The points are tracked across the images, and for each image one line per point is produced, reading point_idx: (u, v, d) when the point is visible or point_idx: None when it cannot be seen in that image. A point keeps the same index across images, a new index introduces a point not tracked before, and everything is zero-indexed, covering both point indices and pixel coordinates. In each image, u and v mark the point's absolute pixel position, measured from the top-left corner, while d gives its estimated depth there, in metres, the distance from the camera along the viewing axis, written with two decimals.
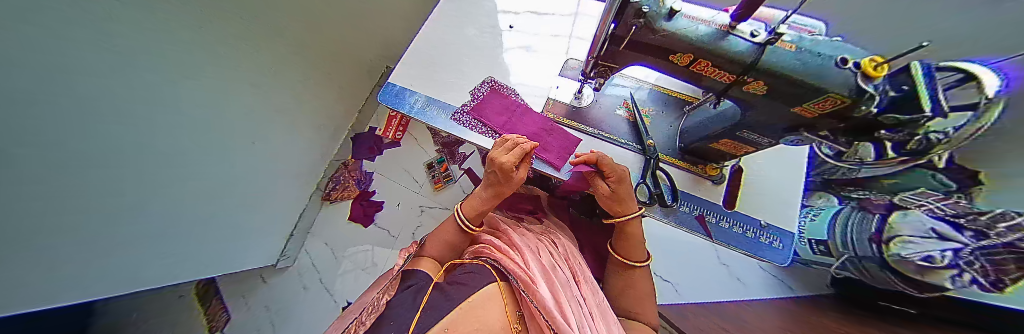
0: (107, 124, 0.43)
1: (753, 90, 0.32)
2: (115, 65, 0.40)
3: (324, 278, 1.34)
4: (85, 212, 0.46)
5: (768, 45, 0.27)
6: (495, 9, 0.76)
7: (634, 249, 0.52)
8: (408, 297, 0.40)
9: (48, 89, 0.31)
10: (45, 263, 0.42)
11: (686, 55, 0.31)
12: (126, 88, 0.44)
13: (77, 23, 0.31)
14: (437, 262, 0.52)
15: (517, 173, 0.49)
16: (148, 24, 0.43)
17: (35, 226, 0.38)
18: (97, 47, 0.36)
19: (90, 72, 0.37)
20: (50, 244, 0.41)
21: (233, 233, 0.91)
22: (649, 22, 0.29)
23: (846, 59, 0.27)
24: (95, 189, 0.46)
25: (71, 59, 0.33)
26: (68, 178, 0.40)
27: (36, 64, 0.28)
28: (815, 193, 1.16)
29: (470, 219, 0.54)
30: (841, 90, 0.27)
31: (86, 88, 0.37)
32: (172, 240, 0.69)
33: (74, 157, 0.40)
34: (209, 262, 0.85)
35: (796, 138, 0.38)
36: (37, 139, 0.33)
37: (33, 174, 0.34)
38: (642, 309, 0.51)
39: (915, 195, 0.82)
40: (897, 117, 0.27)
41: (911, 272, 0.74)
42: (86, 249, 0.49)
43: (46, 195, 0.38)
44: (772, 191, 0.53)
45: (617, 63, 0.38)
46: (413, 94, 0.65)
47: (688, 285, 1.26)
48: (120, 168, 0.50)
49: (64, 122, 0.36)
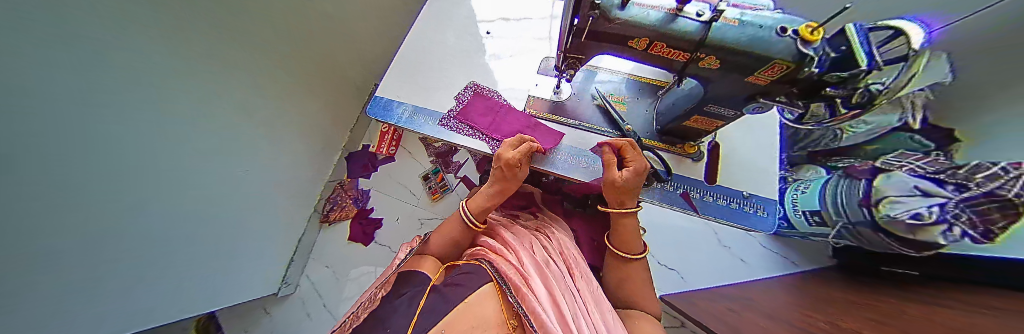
0: (107, 125, 0.46)
1: (708, 65, 0.35)
2: (112, 71, 0.43)
3: (328, 303, 1.32)
4: (86, 222, 0.47)
5: (712, 22, 0.30)
6: (472, 19, 0.81)
7: (628, 243, 0.52)
8: (404, 301, 0.40)
9: (50, 82, 0.34)
10: (41, 264, 0.41)
11: (644, 39, 0.33)
12: (119, 92, 0.46)
13: (77, 20, 0.35)
14: (438, 263, 0.52)
15: (521, 168, 0.51)
16: (140, 30, 0.47)
17: (40, 224, 0.39)
18: (93, 49, 0.39)
19: (92, 74, 0.40)
20: (53, 244, 0.42)
21: (232, 250, 0.92)
22: (604, 12, 0.32)
23: (786, 27, 0.30)
24: (89, 193, 0.46)
25: (72, 55, 0.36)
26: (63, 172, 0.41)
27: (40, 52, 0.31)
28: (801, 166, 1.14)
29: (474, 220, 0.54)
30: (785, 56, 0.29)
31: (84, 89, 0.40)
32: (171, 254, 0.69)
33: (74, 159, 0.42)
34: (205, 281, 0.83)
35: (756, 106, 0.40)
36: (42, 133, 0.35)
37: (35, 164, 0.36)
38: (641, 298, 0.50)
39: (895, 157, 0.86)
40: (839, 75, 0.29)
41: (902, 231, 0.74)
42: (82, 254, 0.48)
43: (48, 194, 0.39)
44: (750, 162, 0.56)
45: (585, 55, 0.41)
46: (401, 104, 0.67)
47: (695, 273, 1.25)
48: (121, 172, 0.52)
49: (66, 120, 0.38)
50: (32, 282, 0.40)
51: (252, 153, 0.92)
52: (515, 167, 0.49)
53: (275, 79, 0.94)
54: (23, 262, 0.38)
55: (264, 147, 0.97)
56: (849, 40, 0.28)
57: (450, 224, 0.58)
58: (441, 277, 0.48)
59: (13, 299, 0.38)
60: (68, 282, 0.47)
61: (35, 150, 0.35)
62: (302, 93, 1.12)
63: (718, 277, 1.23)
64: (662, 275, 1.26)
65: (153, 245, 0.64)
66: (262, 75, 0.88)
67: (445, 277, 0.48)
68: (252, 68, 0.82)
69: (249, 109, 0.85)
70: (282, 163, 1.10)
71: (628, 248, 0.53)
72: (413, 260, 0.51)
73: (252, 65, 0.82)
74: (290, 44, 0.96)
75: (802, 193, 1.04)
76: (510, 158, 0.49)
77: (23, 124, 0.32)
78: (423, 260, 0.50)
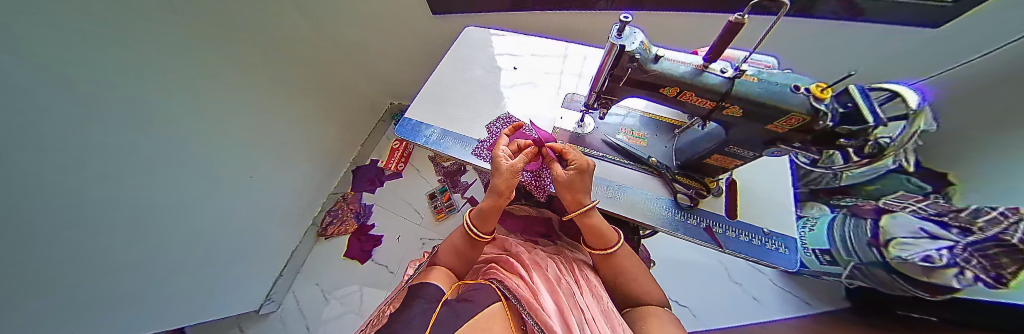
0: (94, 125, 0.44)
1: (732, 113, 0.40)
2: (108, 67, 0.44)
3: (311, 325, 1.23)
4: (87, 225, 0.48)
5: (737, 78, 0.36)
6: (494, 54, 0.88)
7: (601, 236, 0.50)
8: (421, 308, 0.37)
9: (31, 79, 0.33)
10: (30, 268, 0.39)
11: (673, 88, 0.40)
12: (97, 87, 0.43)
13: (50, 13, 0.33)
14: (450, 275, 0.49)
15: (505, 159, 0.51)
16: (144, 33, 0.49)
17: (56, 211, 0.41)
18: (96, 44, 0.41)
19: (86, 77, 0.41)
20: (43, 256, 0.41)
21: (224, 261, 0.90)
22: (642, 64, 0.38)
23: (799, 86, 0.35)
24: (83, 189, 0.45)
25: (51, 52, 0.35)
26: (49, 172, 0.39)
27: (34, 49, 0.32)
28: (805, 204, 1.14)
29: (480, 234, 0.53)
30: (800, 108, 0.33)
31: (58, 84, 0.37)
32: (154, 266, 0.65)
33: (77, 157, 0.43)
34: (182, 295, 0.77)
35: (774, 151, 0.45)
36: (55, 127, 0.38)
37: (23, 160, 0.34)
38: (645, 290, 0.47)
39: (897, 198, 0.88)
40: (849, 128, 0.32)
41: (917, 274, 0.73)
42: (75, 249, 0.47)
43: (59, 187, 0.41)
44: (767, 197, 0.59)
45: (616, 96, 0.48)
46: (428, 127, 0.71)
47: (708, 310, 1.20)
48: (111, 175, 0.50)
49: (68, 115, 0.40)
50: (42, 275, 0.41)
51: (256, 162, 0.95)
52: (499, 157, 0.50)
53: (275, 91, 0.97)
54: (28, 257, 0.38)
55: (262, 156, 0.97)
56: (855, 98, 0.33)
57: (452, 236, 0.56)
58: (455, 294, 0.47)
59: (24, 289, 0.39)
60: (70, 285, 0.47)
61: (40, 148, 0.37)
62: (309, 104, 1.16)
63: (730, 317, 1.17)
64: (678, 312, 1.19)
65: (156, 248, 0.64)
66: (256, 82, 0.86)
67: (457, 293, 0.46)
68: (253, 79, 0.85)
69: (256, 121, 0.91)
70: (279, 171, 1.09)
71: (593, 243, 0.52)
72: (429, 269, 0.50)
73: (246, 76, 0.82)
74: (298, 53, 0.99)
75: (808, 230, 1.03)
76: (497, 151, 0.52)
77: (20, 116, 0.33)
78: (437, 270, 0.49)
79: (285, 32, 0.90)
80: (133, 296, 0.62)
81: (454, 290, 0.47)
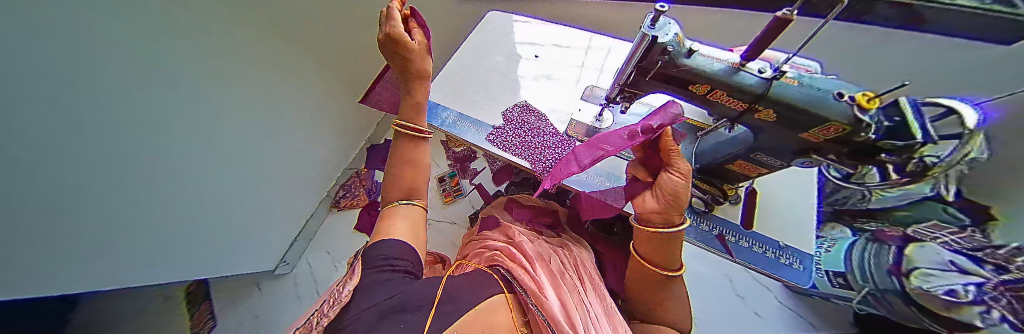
0: (110, 87, 0.45)
1: (764, 117, 0.38)
2: (130, 50, 0.48)
3: (319, 288, 1.31)
4: (107, 180, 0.50)
5: (775, 80, 0.33)
6: (516, 42, 0.87)
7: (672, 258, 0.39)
8: (395, 278, 0.31)
9: (52, 38, 0.33)
10: (39, 220, 0.41)
11: (705, 86, 0.39)
12: (112, 48, 0.44)
13: None
14: (418, 218, 0.41)
15: (410, 39, 0.39)
16: None
17: (72, 174, 0.43)
18: (111, 19, 0.42)
19: (102, 38, 0.41)
20: (56, 209, 0.43)
21: (237, 224, 0.94)
22: (673, 57, 0.38)
23: (842, 93, 0.32)
24: (100, 148, 0.47)
25: (68, 13, 0.35)
26: (68, 130, 0.40)
27: (54, 12, 0.32)
28: (825, 224, 1.06)
29: (416, 130, 0.44)
30: (841, 118, 0.31)
31: (75, 45, 0.37)
32: (170, 223, 0.69)
33: (96, 117, 0.44)
34: (200, 257, 0.82)
35: (804, 161, 0.44)
36: (78, 88, 0.39)
37: (41, 119, 0.35)
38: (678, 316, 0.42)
39: (927, 226, 0.75)
40: (892, 144, 0.31)
41: (940, 308, 0.64)
42: (89, 204, 0.49)
43: (80, 145, 0.43)
44: (790, 210, 0.57)
45: (640, 90, 0.49)
46: (446, 110, 0.73)
47: (705, 320, 1.20)
48: (125, 136, 0.51)
49: (89, 76, 0.41)
50: (50, 226, 0.43)
51: (266, 134, 0.99)
52: (394, 30, 0.34)
53: (280, 58, 0.97)
54: (35, 210, 0.40)
55: (269, 122, 0.99)
56: (904, 112, 0.30)
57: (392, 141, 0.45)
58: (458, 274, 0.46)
59: (29, 274, 0.43)
60: (81, 238, 0.50)
61: (63, 107, 0.38)
62: (316, 72, 1.17)
63: (729, 328, 1.17)
64: None
65: (168, 207, 0.67)
66: (254, 46, 0.85)
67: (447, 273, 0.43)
68: (252, 42, 0.84)
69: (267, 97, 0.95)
70: (287, 141, 1.11)
71: (649, 253, 0.40)
72: (385, 214, 0.40)
73: (247, 35, 0.81)
74: None
75: (824, 251, 1.00)
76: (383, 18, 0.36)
77: (42, 76, 0.33)
78: (399, 210, 0.40)
79: (289, 5, 0.93)
80: (150, 251, 0.67)
81: (422, 236, 0.41)
